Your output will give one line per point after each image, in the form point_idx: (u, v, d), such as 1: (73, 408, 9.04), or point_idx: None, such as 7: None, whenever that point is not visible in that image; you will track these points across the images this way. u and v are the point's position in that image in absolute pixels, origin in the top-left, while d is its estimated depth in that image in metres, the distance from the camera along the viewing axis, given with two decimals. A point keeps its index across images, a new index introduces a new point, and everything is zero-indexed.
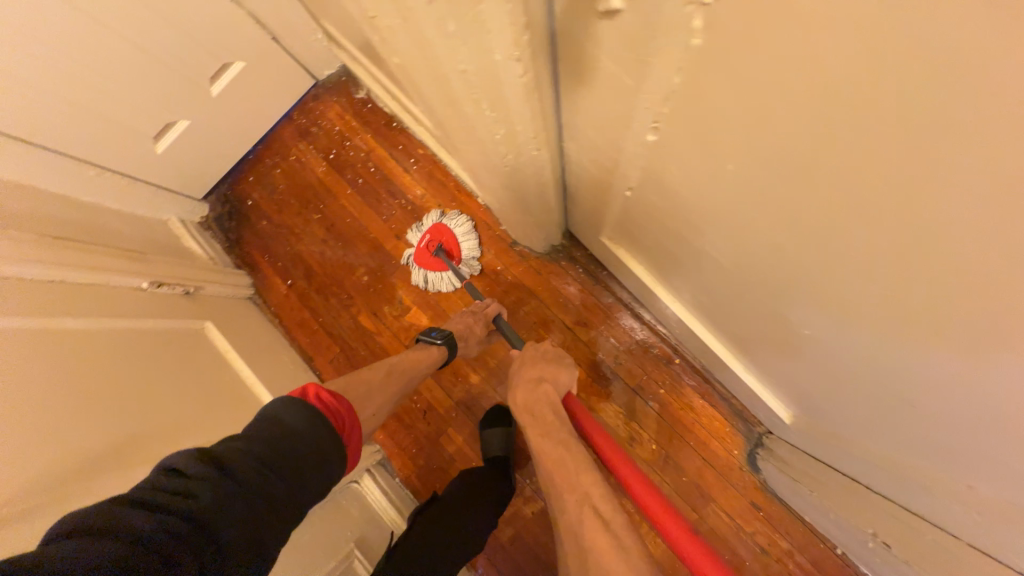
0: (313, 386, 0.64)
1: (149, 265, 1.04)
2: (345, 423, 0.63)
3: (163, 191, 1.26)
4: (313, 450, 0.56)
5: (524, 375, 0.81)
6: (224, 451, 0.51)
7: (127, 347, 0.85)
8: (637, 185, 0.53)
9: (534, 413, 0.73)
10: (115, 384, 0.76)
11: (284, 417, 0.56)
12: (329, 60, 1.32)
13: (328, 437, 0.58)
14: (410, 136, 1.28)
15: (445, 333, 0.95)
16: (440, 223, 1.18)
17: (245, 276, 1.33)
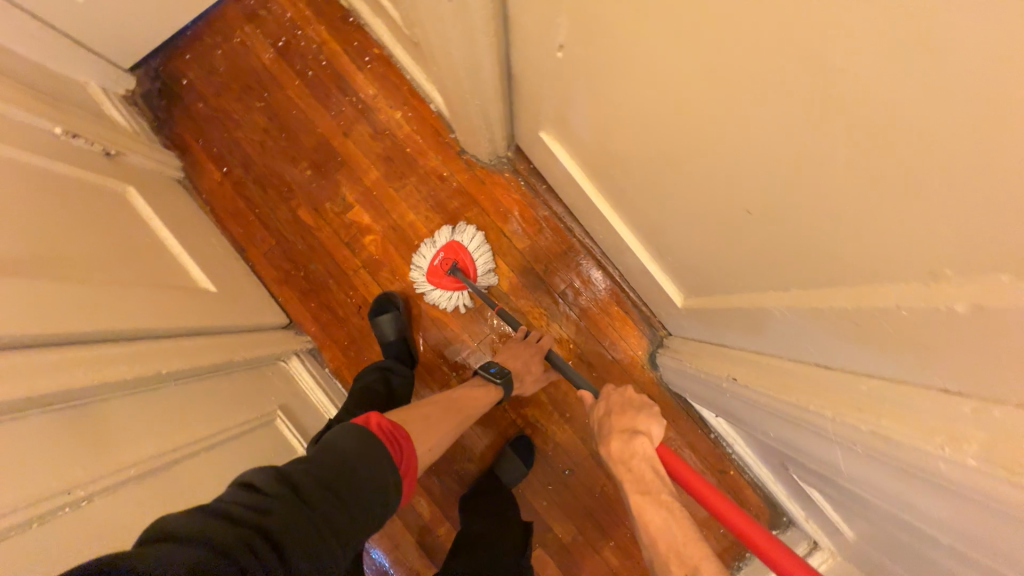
0: (376, 416, 0.77)
1: (63, 114, 0.97)
2: (402, 449, 0.75)
3: (82, 50, 1.15)
4: (371, 473, 0.67)
5: (618, 423, 0.80)
6: (297, 474, 0.62)
7: (34, 180, 0.80)
8: (566, 40, 0.60)
9: (632, 468, 0.73)
10: (15, 206, 0.72)
11: (348, 446, 0.68)
12: None
13: (386, 465, 0.70)
14: (366, 33, 1.26)
15: (503, 370, 1.02)
16: (453, 239, 1.16)
17: (174, 158, 1.26)
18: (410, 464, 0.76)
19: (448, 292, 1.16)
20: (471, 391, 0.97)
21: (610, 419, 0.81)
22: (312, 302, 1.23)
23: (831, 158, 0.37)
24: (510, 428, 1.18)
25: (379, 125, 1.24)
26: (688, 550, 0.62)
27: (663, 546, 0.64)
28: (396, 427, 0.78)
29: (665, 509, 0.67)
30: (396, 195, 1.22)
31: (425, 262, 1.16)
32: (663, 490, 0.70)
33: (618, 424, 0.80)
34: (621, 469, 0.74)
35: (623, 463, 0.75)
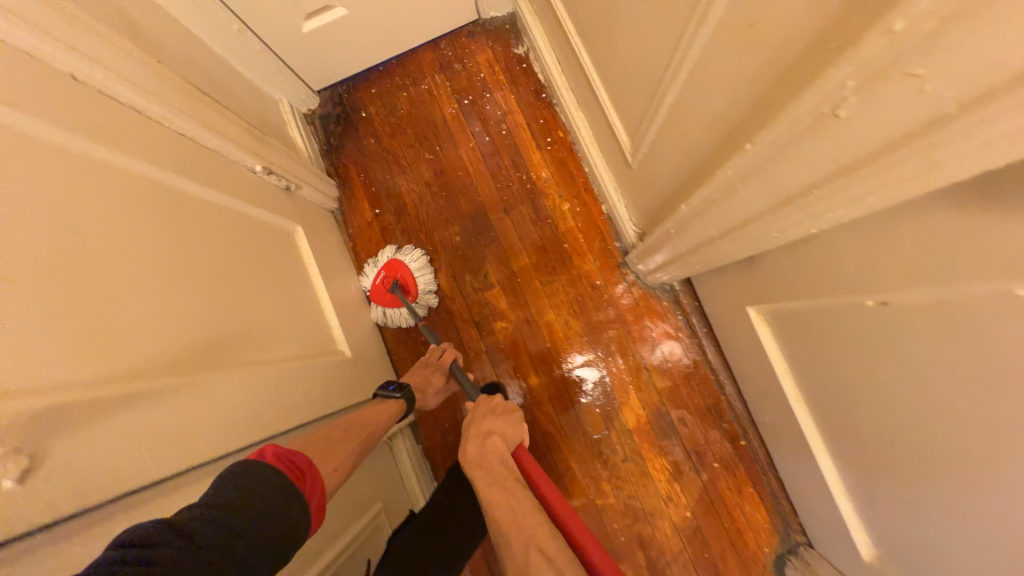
0: (270, 444, 0.59)
1: (265, 148, 0.97)
2: (308, 484, 0.58)
3: (286, 71, 1.16)
4: (272, 515, 0.50)
5: (477, 425, 0.83)
6: (184, 521, 0.44)
7: (225, 229, 0.77)
8: (903, 307, 0.48)
9: (483, 463, 0.74)
10: (206, 268, 0.69)
11: (247, 483, 0.51)
12: (501, 2, 1.21)
13: (289, 497, 0.54)
14: (555, 115, 1.20)
15: (404, 388, 0.94)
16: (393, 258, 1.17)
17: (334, 188, 1.26)
18: (318, 502, 0.59)
19: (391, 311, 1.15)
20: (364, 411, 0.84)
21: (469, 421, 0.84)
22: None
23: None
24: None
25: (543, 211, 1.17)
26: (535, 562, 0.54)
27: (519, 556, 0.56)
28: (297, 457, 0.60)
29: (506, 491, 0.66)
30: (539, 288, 1.15)
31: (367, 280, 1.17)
32: (508, 476, 0.70)
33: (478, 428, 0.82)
34: (476, 470, 0.74)
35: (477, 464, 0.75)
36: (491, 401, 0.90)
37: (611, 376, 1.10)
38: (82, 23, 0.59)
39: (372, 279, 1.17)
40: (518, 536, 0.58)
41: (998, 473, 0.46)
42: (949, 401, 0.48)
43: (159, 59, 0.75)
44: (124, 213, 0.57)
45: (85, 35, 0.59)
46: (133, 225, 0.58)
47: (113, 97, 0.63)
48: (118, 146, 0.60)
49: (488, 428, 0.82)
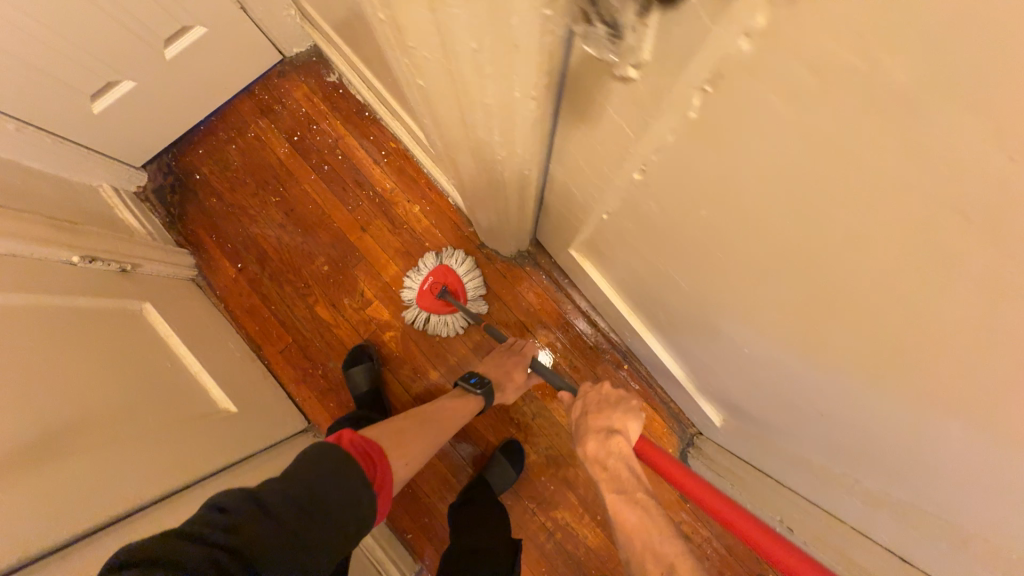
0: (348, 431, 0.77)
1: (84, 237, 0.94)
2: (379, 467, 0.76)
3: (93, 155, 1.13)
4: (341, 485, 0.69)
5: (594, 423, 0.78)
6: (267, 492, 0.65)
7: (49, 328, 0.75)
8: (616, 213, 0.59)
9: (608, 468, 0.71)
10: (27, 370, 0.67)
11: (322, 461, 0.70)
12: (298, 37, 1.25)
13: (358, 481, 0.71)
14: (383, 128, 1.27)
15: (484, 380, 1.02)
16: (442, 264, 1.17)
17: (189, 257, 1.24)
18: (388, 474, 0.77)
19: (442, 316, 1.16)
20: (452, 403, 1.00)
21: (586, 418, 0.80)
22: (331, 402, 1.20)
23: (958, 433, 0.35)
24: (540, 532, 1.14)
25: (397, 219, 1.23)
26: (665, 550, 0.61)
27: (638, 544, 0.63)
28: (371, 445, 0.78)
29: (639, 510, 0.65)
30: None
31: (415, 288, 1.17)
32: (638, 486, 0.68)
33: (595, 424, 0.78)
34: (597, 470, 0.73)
35: (599, 462, 0.74)
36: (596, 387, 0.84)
37: None
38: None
39: (419, 287, 1.17)
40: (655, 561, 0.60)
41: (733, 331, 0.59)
42: (707, 296, 0.58)
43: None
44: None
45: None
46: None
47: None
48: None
49: (606, 417, 0.78)
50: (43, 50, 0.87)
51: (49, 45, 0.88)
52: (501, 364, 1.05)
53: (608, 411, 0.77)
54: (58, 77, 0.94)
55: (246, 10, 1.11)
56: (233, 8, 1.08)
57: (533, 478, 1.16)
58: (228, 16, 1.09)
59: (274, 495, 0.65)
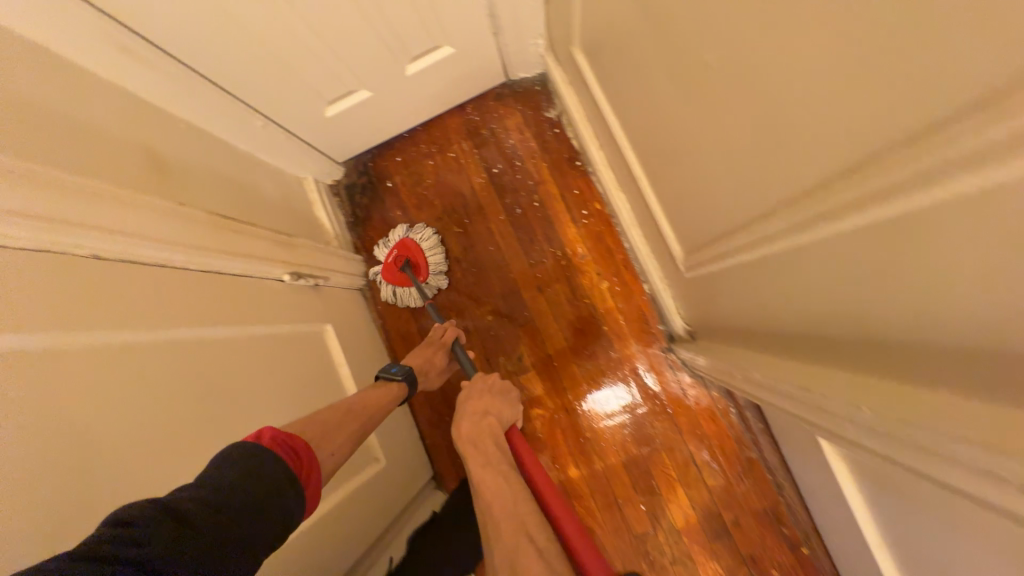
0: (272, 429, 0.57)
1: (293, 252, 0.93)
2: (303, 466, 0.56)
3: (309, 151, 1.12)
4: (255, 499, 0.47)
5: (473, 405, 0.90)
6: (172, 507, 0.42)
7: (242, 367, 0.71)
8: None
9: (479, 444, 0.81)
10: (215, 434, 0.62)
11: (242, 462, 0.50)
12: (531, 63, 1.12)
13: (276, 486, 0.51)
14: (591, 185, 1.12)
15: (407, 368, 0.90)
16: (406, 237, 1.16)
17: (362, 265, 1.22)
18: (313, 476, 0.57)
19: (403, 290, 1.16)
20: (370, 392, 0.81)
21: (468, 399, 0.90)
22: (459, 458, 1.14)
23: None
24: None
25: (579, 290, 1.11)
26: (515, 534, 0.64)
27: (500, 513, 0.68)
28: (300, 443, 0.58)
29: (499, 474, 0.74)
30: (578, 372, 1.09)
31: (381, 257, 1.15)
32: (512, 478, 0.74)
33: (474, 407, 0.89)
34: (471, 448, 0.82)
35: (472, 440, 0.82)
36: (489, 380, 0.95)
37: (658, 470, 1.03)
38: (68, 187, 0.53)
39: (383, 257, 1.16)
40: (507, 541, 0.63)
41: None
42: None
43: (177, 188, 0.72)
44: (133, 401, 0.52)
45: (80, 200, 0.53)
46: (139, 414, 0.52)
47: (108, 261, 0.56)
48: (123, 315, 0.55)
49: (483, 404, 0.89)
50: (297, 51, 0.83)
51: (303, 47, 0.83)
52: (425, 354, 0.99)
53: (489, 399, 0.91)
54: (303, 79, 0.90)
55: (497, 35, 1.00)
56: (486, 32, 0.97)
57: None
58: (478, 39, 0.99)
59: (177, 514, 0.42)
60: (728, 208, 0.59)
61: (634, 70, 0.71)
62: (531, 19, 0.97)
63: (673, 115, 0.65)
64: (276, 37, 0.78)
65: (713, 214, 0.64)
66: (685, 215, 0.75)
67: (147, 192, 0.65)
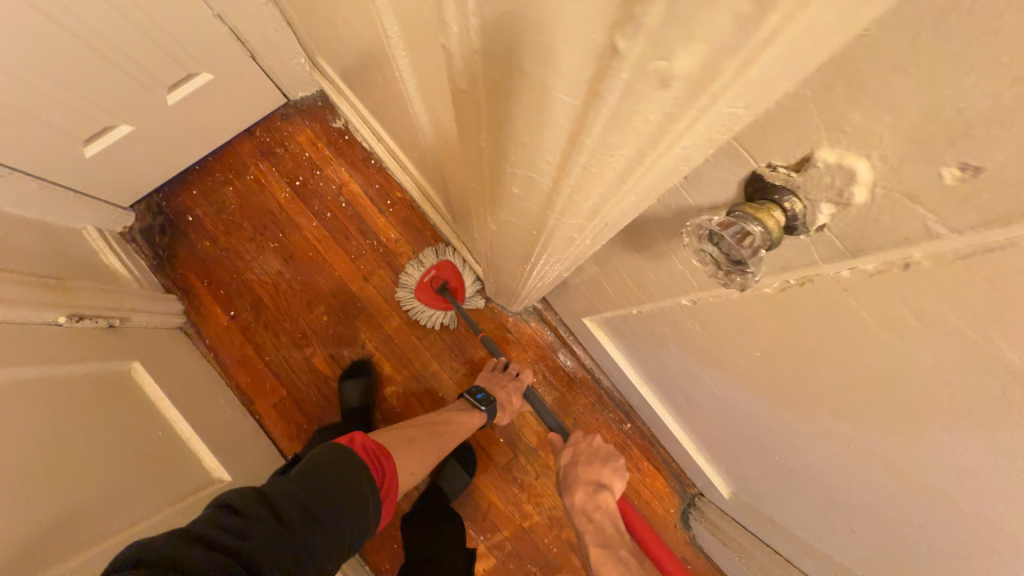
0: (359, 436, 0.86)
1: (70, 294, 0.88)
2: (381, 466, 0.85)
3: (80, 198, 1.07)
4: (337, 484, 0.76)
5: (584, 474, 0.94)
6: (274, 495, 0.71)
7: (15, 405, 0.67)
8: (646, 311, 0.61)
9: (595, 518, 0.89)
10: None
11: (339, 461, 0.79)
12: (305, 82, 1.23)
13: (357, 479, 0.79)
14: (389, 177, 1.25)
15: (490, 398, 1.04)
16: (444, 260, 1.17)
17: (177, 303, 1.18)
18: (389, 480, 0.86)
19: (435, 310, 1.17)
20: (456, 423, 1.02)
21: (578, 468, 0.95)
22: None
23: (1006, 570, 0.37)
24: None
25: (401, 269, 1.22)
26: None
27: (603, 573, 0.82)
28: (378, 446, 0.88)
29: (616, 556, 0.82)
30: (418, 342, 1.19)
31: (414, 278, 1.16)
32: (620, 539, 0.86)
33: (585, 473, 0.94)
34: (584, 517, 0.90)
35: (588, 511, 0.90)
36: (592, 446, 1.00)
37: None
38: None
39: (418, 279, 1.16)
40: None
41: (762, 430, 0.60)
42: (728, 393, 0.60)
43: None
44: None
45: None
46: None
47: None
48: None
49: (597, 473, 0.94)
50: (27, 95, 0.82)
51: (36, 90, 0.82)
52: (495, 381, 1.09)
53: (597, 467, 0.95)
54: (46, 122, 0.89)
55: (256, 58, 1.09)
56: (243, 55, 1.06)
57: (536, 540, 1.13)
58: (237, 64, 1.07)
59: (280, 498, 0.71)
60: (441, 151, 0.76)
61: (360, 64, 0.86)
62: (284, 41, 1.09)
63: (391, 91, 0.80)
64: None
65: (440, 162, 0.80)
66: (440, 173, 0.92)
67: None
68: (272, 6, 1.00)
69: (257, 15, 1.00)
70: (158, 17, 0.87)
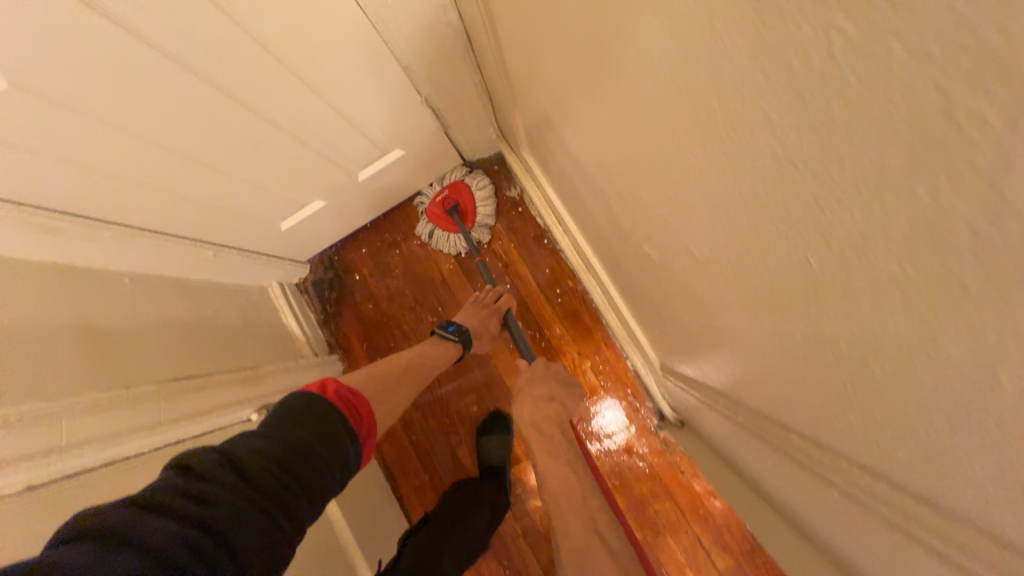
0: (333, 381, 0.68)
1: (260, 383, 0.89)
2: (361, 423, 0.67)
3: (267, 261, 1.07)
4: (325, 446, 0.58)
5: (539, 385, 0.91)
6: (244, 455, 0.51)
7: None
8: None
9: (543, 426, 0.85)
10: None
11: (302, 408, 0.60)
12: (487, 147, 1.11)
13: (338, 438, 0.60)
14: (561, 262, 1.10)
15: (463, 329, 0.95)
16: (462, 181, 1.11)
17: (339, 364, 1.19)
18: (366, 431, 0.68)
19: (447, 234, 1.13)
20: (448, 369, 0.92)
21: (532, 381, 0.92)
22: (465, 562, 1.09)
23: None
24: None
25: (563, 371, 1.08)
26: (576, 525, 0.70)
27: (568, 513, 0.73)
28: (353, 391, 0.70)
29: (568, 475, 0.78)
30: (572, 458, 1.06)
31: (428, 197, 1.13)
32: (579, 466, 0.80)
33: (535, 392, 0.91)
34: (535, 432, 0.85)
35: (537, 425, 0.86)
36: (552, 366, 0.95)
37: (666, 559, 0.98)
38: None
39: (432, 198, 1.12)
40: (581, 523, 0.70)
41: None
42: None
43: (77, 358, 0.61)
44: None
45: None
46: None
47: (34, 487, 0.50)
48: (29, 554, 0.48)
49: (549, 391, 0.91)
50: (180, 172, 0.71)
51: (195, 162, 0.71)
52: (479, 314, 1.00)
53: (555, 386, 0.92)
54: (206, 197, 0.79)
55: (447, 130, 0.99)
56: (435, 130, 0.97)
57: None
58: (428, 138, 0.98)
59: (256, 457, 0.51)
60: (711, 336, 0.53)
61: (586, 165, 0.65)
62: (479, 113, 0.97)
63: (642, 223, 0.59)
64: (155, 162, 0.67)
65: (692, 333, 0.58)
66: (667, 313, 0.69)
67: (93, 378, 0.62)
68: (478, 82, 0.87)
69: (460, 93, 0.88)
70: (342, 82, 0.74)
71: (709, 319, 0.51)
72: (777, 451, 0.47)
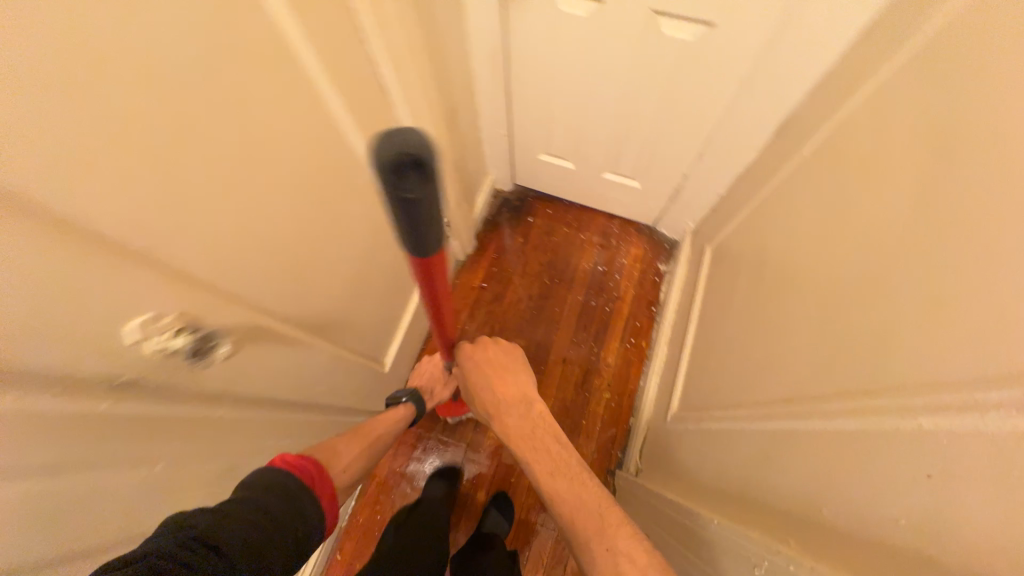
0: (278, 454, 0.67)
1: (456, 208, 1.27)
2: (320, 486, 0.67)
3: (509, 163, 1.49)
4: (289, 518, 0.57)
5: (509, 397, 1.01)
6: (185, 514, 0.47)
7: (392, 238, 0.99)
8: None
9: (528, 440, 0.91)
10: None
11: (257, 485, 0.58)
12: (676, 231, 1.49)
13: (302, 498, 0.61)
14: (650, 328, 1.42)
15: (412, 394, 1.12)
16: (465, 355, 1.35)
17: (472, 248, 1.55)
18: (330, 491, 0.69)
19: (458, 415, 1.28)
20: (383, 418, 1.01)
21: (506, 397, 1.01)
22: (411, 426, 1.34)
23: None
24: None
25: (589, 383, 1.36)
26: (622, 543, 0.65)
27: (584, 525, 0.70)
28: (306, 459, 0.68)
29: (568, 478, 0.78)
30: None
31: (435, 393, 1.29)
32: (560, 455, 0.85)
33: (509, 407, 1.00)
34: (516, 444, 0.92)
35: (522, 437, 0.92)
36: (506, 359, 1.11)
37: (540, 540, 1.19)
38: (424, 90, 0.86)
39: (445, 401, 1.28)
40: (598, 540, 0.67)
41: None
42: None
43: (448, 104, 1.03)
44: (341, 214, 0.75)
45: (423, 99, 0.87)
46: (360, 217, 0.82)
47: None
48: None
49: (516, 394, 1.01)
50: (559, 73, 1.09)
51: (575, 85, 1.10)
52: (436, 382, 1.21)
53: (518, 397, 1.01)
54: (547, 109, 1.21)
55: (672, 201, 1.38)
56: (668, 194, 1.35)
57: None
58: (659, 193, 1.37)
59: (201, 513, 0.48)
60: (744, 379, 0.79)
61: (750, 257, 0.94)
62: (698, 211, 1.34)
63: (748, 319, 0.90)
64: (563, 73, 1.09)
65: (727, 383, 0.84)
66: (711, 374, 0.95)
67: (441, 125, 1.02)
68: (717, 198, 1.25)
69: (702, 191, 1.26)
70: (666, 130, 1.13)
71: (754, 362, 0.77)
72: (731, 463, 0.73)
